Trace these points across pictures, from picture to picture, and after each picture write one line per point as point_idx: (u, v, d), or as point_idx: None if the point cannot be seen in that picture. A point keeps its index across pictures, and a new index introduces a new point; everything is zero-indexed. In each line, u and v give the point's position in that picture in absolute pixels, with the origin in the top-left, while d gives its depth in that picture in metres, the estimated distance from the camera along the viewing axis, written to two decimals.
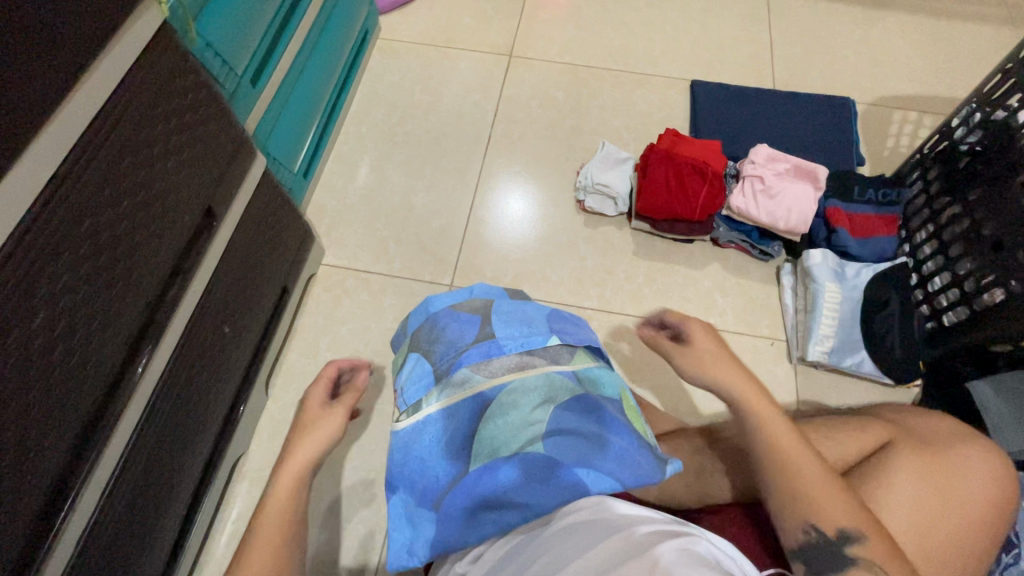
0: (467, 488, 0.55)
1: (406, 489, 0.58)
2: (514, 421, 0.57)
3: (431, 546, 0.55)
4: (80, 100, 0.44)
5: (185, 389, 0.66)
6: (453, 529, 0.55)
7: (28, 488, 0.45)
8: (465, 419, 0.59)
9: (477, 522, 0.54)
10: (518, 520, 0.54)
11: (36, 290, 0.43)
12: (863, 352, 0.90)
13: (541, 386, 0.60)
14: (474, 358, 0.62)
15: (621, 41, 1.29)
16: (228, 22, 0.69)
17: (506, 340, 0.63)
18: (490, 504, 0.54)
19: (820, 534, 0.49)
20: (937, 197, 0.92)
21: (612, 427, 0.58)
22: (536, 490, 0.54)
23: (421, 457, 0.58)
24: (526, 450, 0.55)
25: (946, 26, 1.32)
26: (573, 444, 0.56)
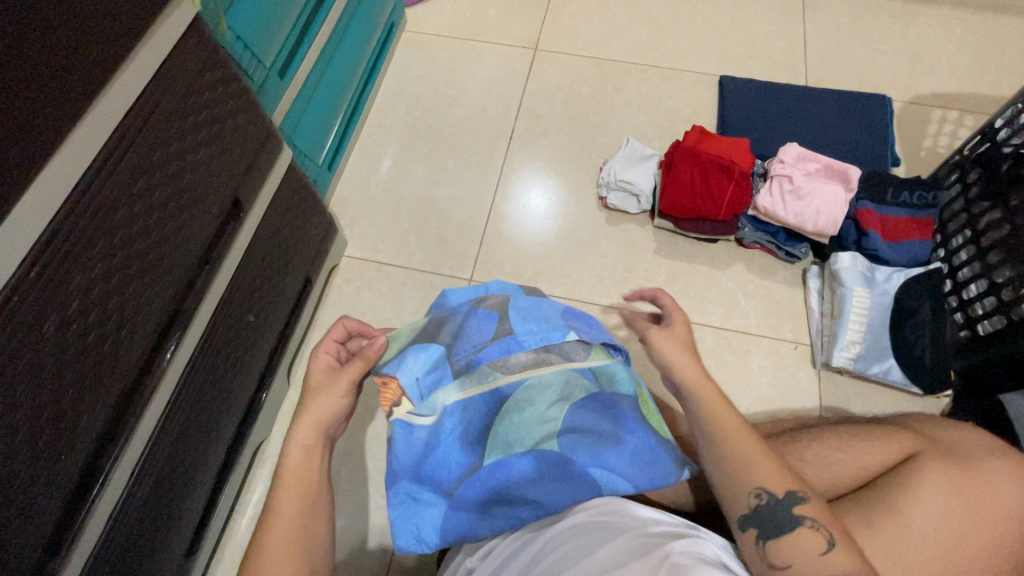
0: (482, 481, 0.56)
1: (417, 475, 0.56)
2: (530, 418, 0.58)
3: (442, 534, 0.56)
4: (115, 92, 0.45)
5: (210, 376, 0.67)
6: (466, 520, 0.56)
7: (63, 466, 0.47)
8: (479, 411, 0.58)
9: (489, 515, 0.56)
10: (529, 517, 0.56)
11: (72, 277, 0.44)
12: (891, 360, 0.87)
13: (558, 385, 0.59)
14: (492, 353, 0.59)
15: (649, 35, 1.26)
16: (258, 15, 0.70)
17: (525, 334, 0.59)
18: (503, 499, 0.56)
19: (771, 497, 0.49)
20: (976, 201, 0.88)
21: (628, 429, 0.59)
22: (551, 488, 0.56)
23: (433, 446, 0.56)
24: (543, 449, 0.57)
25: (992, 21, 1.26)
26: (589, 442, 0.57)
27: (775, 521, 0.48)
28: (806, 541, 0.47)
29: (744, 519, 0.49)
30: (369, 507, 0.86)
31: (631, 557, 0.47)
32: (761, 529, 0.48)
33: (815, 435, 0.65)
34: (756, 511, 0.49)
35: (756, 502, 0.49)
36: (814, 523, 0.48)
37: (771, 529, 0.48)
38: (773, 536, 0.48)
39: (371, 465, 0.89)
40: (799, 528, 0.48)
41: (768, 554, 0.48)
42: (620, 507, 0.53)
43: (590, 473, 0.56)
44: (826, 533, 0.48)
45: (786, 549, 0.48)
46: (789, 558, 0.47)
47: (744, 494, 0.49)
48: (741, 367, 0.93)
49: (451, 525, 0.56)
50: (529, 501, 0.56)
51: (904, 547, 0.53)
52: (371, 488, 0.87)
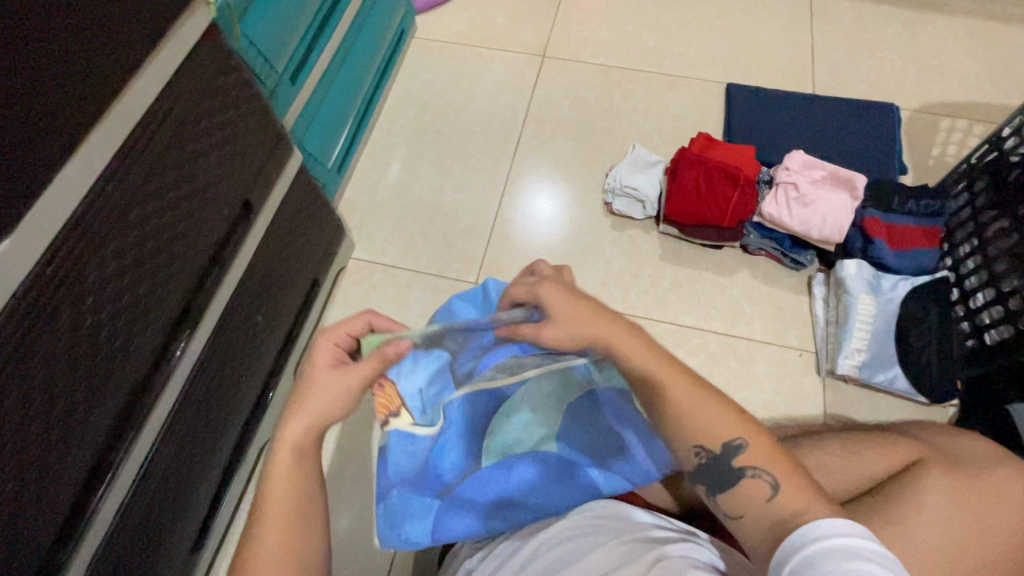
0: (479, 480, 0.56)
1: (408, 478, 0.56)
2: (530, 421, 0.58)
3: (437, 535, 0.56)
4: (129, 97, 0.47)
5: (219, 375, 0.68)
6: (461, 520, 0.56)
7: (72, 460, 0.48)
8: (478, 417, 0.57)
9: (486, 514, 0.56)
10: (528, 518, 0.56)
11: (86, 274, 0.46)
12: (897, 368, 0.86)
13: (555, 386, 0.58)
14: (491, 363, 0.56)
15: (657, 42, 1.27)
16: (271, 21, 0.72)
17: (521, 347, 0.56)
18: (500, 498, 0.56)
19: (710, 452, 0.45)
20: (983, 209, 0.88)
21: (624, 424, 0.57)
22: (548, 490, 0.56)
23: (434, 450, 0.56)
24: (541, 450, 0.58)
25: (1003, 30, 1.26)
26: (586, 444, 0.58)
27: (717, 473, 0.45)
28: (751, 491, 0.44)
29: (692, 473, 0.47)
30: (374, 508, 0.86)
31: (629, 557, 0.46)
32: (709, 485, 0.46)
33: (817, 441, 0.65)
34: (699, 468, 0.46)
35: (698, 460, 0.46)
36: (759, 472, 0.44)
37: (718, 483, 0.45)
38: (720, 489, 0.45)
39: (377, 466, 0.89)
40: (741, 481, 0.44)
41: (723, 505, 0.46)
42: (620, 512, 0.53)
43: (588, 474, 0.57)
44: (770, 477, 0.43)
45: (736, 501, 0.45)
46: (741, 510, 0.44)
47: (685, 452, 0.46)
48: (745, 373, 0.92)
49: (450, 527, 0.55)
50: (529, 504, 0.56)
51: (909, 558, 0.53)
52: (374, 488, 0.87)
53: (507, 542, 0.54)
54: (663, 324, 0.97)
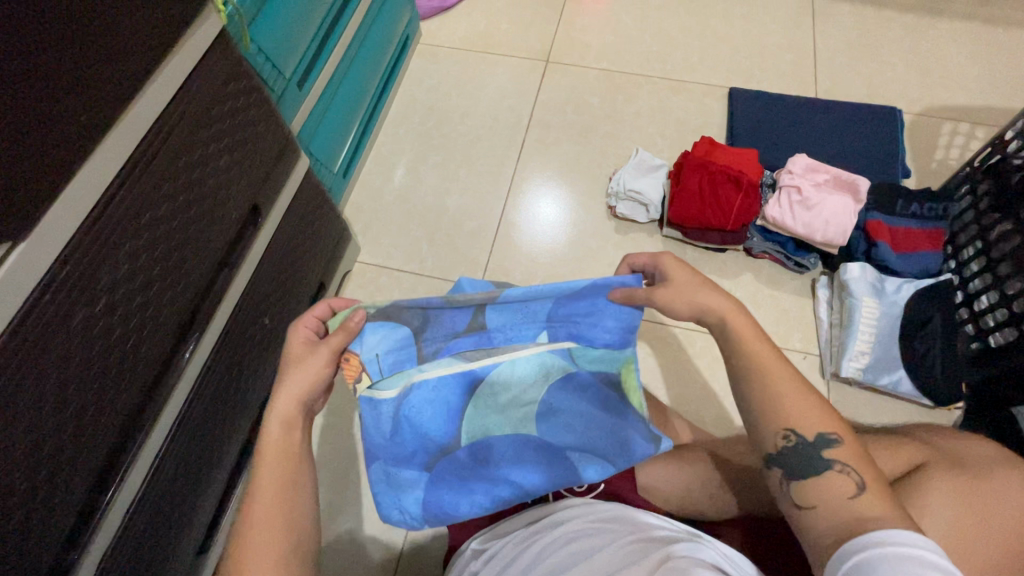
0: (461, 459, 0.56)
1: (388, 455, 0.54)
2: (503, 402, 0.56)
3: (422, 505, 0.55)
4: (141, 104, 0.47)
5: (226, 377, 0.69)
6: (446, 495, 0.56)
7: (83, 460, 0.49)
8: (454, 394, 0.54)
9: (470, 490, 0.56)
10: (508, 494, 0.57)
11: (100, 276, 0.47)
12: (901, 371, 0.86)
13: (536, 368, 0.55)
14: (462, 346, 0.53)
15: (659, 47, 1.28)
16: (279, 28, 0.73)
17: (495, 328, 0.52)
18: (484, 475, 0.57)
19: (801, 439, 0.46)
20: (987, 212, 0.88)
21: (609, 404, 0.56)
22: (531, 470, 0.57)
23: (408, 422, 0.53)
24: (521, 432, 0.57)
25: (1006, 35, 1.26)
26: (568, 425, 0.57)
27: (801, 461, 0.46)
28: (832, 485, 0.45)
29: (774, 458, 0.48)
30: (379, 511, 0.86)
31: (634, 556, 0.47)
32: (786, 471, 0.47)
33: None
34: (783, 453, 0.47)
35: (784, 444, 0.47)
36: (845, 467, 0.45)
37: (797, 470, 0.46)
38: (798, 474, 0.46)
39: None
40: (827, 473, 0.45)
41: (794, 493, 0.47)
42: (624, 514, 0.54)
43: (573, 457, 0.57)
44: (858, 477, 0.44)
45: (811, 490, 0.46)
46: (815, 500, 0.45)
47: (774, 434, 0.48)
48: None
49: (435, 502, 0.56)
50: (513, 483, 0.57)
51: None
52: None
53: (512, 544, 0.54)
54: (667, 326, 0.97)
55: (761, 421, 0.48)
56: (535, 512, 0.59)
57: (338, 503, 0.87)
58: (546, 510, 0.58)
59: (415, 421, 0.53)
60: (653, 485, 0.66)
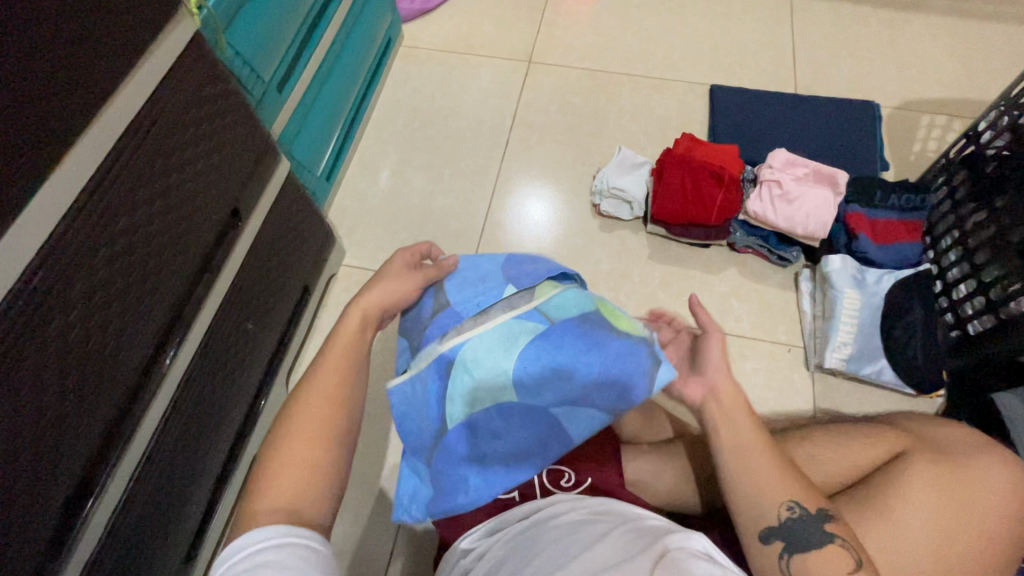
0: (451, 445, 0.53)
1: (413, 456, 0.56)
2: (482, 381, 0.52)
3: (434, 504, 0.55)
4: (116, 107, 0.47)
5: (210, 382, 0.69)
6: (446, 488, 0.54)
7: (62, 470, 0.48)
8: (433, 378, 0.53)
9: (461, 477, 0.54)
10: (500, 471, 0.54)
11: (75, 282, 0.46)
12: (883, 360, 0.87)
13: (503, 338, 0.52)
14: (439, 329, 0.56)
15: (641, 46, 1.29)
16: (256, 32, 0.73)
17: (460, 307, 0.57)
18: (477, 457, 0.54)
19: (803, 510, 0.49)
20: (964, 202, 0.89)
21: (593, 357, 0.52)
22: (525, 444, 0.54)
23: (410, 412, 0.55)
24: (499, 406, 0.52)
25: (979, 27, 1.29)
26: (551, 393, 0.52)
27: (806, 530, 0.48)
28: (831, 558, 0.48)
29: (771, 529, 0.49)
30: (369, 514, 0.87)
31: (623, 553, 0.47)
32: (785, 541, 0.48)
33: (807, 434, 0.65)
34: (786, 523, 0.48)
35: (789, 514, 0.49)
36: (843, 543, 0.49)
37: (801, 542, 0.48)
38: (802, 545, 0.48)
39: (373, 470, 0.90)
40: (828, 545, 0.48)
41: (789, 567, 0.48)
42: (614, 508, 0.54)
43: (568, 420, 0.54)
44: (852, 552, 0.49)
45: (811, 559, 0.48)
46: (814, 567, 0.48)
47: (778, 506, 0.49)
48: (735, 369, 0.93)
49: (441, 489, 0.54)
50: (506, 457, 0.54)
51: (894, 544, 0.54)
52: (370, 494, 0.88)
53: (504, 544, 0.54)
54: None
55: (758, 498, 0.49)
56: (528, 507, 0.58)
57: None
58: (539, 505, 0.57)
59: (413, 408, 0.54)
60: (640, 480, 0.66)
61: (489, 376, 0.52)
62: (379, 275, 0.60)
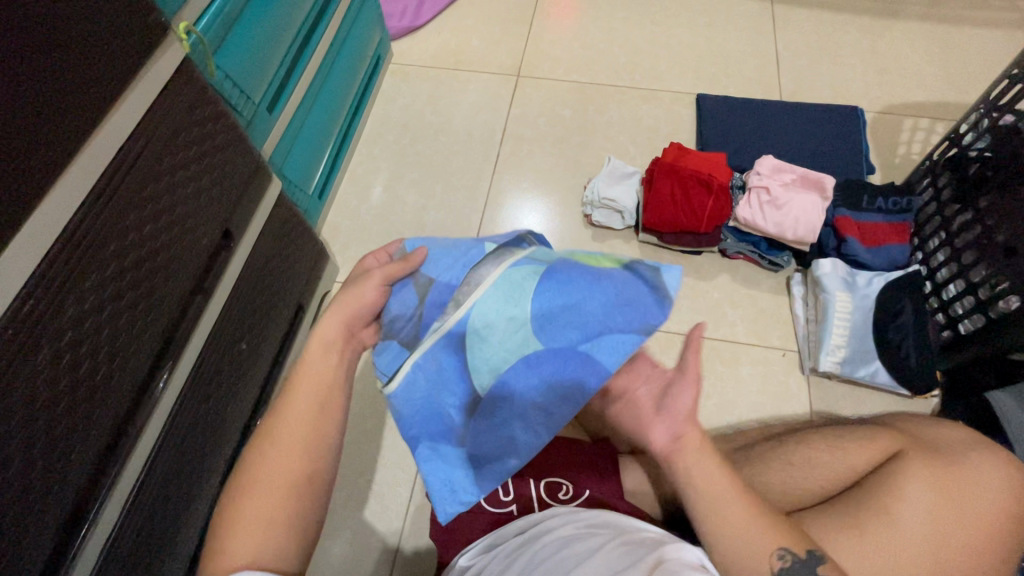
0: (481, 412, 0.46)
1: (439, 442, 0.48)
2: (498, 338, 0.46)
3: (481, 484, 0.47)
4: (104, 135, 0.47)
5: (205, 404, 0.68)
6: (489, 463, 0.46)
7: (53, 499, 0.47)
8: (445, 352, 0.47)
9: (501, 447, 0.46)
10: (540, 428, 0.45)
11: (65, 308, 0.46)
12: (877, 362, 0.88)
13: (505, 288, 0.47)
14: (436, 307, 0.49)
15: (627, 58, 1.31)
16: (245, 55, 0.73)
17: (446, 278, 0.50)
18: (509, 420, 0.45)
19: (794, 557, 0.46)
20: (948, 203, 0.91)
21: (597, 281, 0.45)
22: (557, 384, 0.44)
23: (426, 397, 0.48)
24: (521, 357, 0.45)
25: (956, 33, 1.32)
26: (568, 325, 0.45)
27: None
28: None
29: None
30: (368, 531, 0.87)
31: (623, 566, 0.47)
32: None
33: (802, 439, 0.66)
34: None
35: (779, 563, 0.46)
36: None
37: None
38: None
39: (371, 486, 0.90)
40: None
41: None
42: (610, 520, 0.54)
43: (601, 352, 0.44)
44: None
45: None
46: None
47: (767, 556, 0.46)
48: (730, 375, 0.94)
49: (483, 468, 0.47)
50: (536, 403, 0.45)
51: (892, 546, 0.54)
52: (368, 512, 0.88)
53: (499, 559, 0.54)
54: None
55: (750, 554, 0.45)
56: (526, 522, 0.58)
57: (328, 529, 0.87)
58: (535, 518, 0.57)
59: (429, 389, 0.48)
60: (639, 490, 0.66)
61: (504, 330, 0.46)
62: (351, 278, 0.55)
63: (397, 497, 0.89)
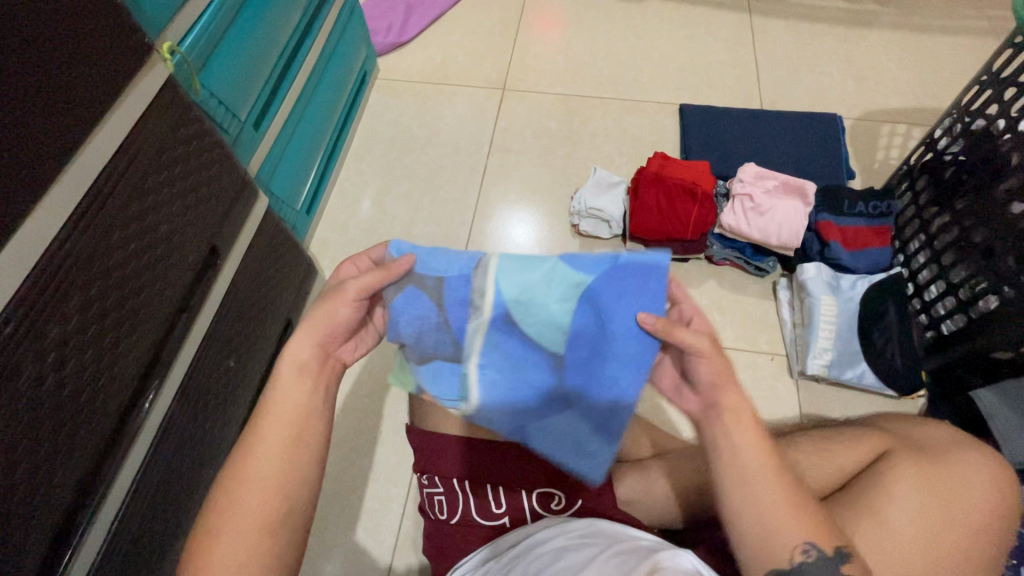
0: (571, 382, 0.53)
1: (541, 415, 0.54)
2: (548, 319, 0.51)
3: (606, 437, 0.54)
4: (89, 153, 0.48)
5: (193, 424, 0.68)
6: (600, 420, 0.53)
7: (36, 525, 0.47)
8: (505, 343, 0.52)
9: (605, 405, 0.53)
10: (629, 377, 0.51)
11: (48, 329, 0.46)
12: (863, 364, 0.89)
13: (522, 281, 0.51)
14: (465, 313, 0.52)
15: (611, 70, 1.33)
16: (230, 73, 0.74)
17: (458, 286, 0.52)
18: (598, 381, 0.52)
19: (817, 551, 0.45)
20: (927, 206, 0.93)
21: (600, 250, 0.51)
22: (622, 340, 0.50)
23: (511, 383, 0.53)
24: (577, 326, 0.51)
25: (929, 41, 1.35)
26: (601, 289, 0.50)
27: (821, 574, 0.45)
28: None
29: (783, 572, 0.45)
30: (361, 547, 0.86)
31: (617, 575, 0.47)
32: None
33: (792, 443, 0.66)
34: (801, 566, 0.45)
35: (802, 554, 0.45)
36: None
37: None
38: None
39: (363, 502, 0.89)
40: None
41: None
42: (606, 529, 0.54)
43: (630, 273, 0.50)
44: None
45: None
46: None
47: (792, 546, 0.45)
48: None
49: (598, 425, 0.54)
50: (611, 362, 0.51)
51: (886, 545, 0.54)
52: (361, 528, 0.87)
53: (492, 572, 0.54)
54: None
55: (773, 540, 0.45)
56: (520, 533, 0.58)
57: (320, 547, 0.86)
58: (528, 530, 0.58)
59: (509, 376, 0.53)
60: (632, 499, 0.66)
61: (540, 291, 0.51)
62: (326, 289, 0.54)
63: (390, 512, 0.88)
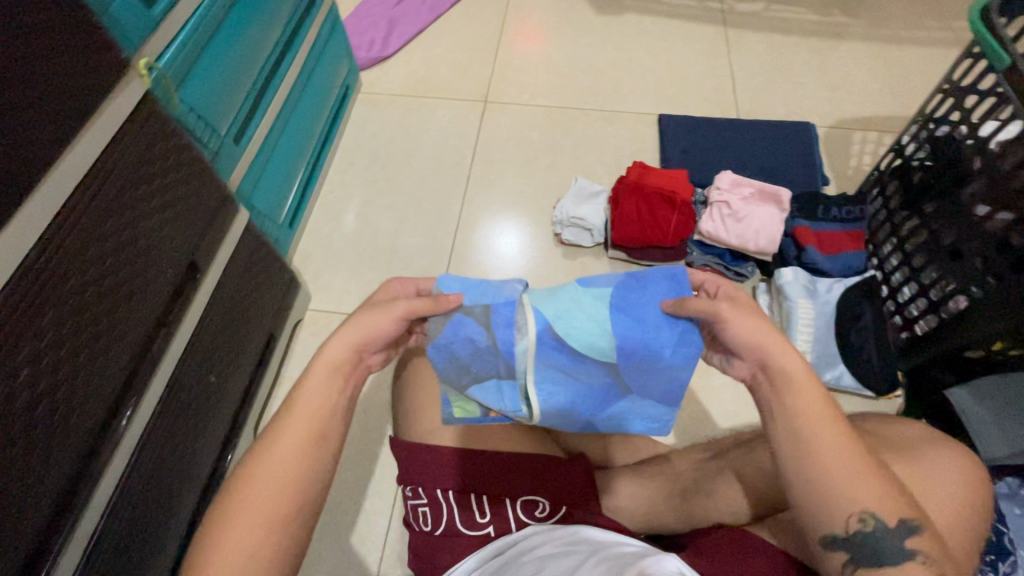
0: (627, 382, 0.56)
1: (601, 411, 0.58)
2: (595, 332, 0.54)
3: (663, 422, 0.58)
4: (61, 170, 0.47)
5: (172, 441, 0.67)
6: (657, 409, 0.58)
7: (7, 546, 0.46)
8: (554, 360, 0.55)
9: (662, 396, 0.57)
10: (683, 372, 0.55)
11: (20, 347, 0.45)
12: (841, 365, 0.91)
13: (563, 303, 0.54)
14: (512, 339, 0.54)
15: (591, 81, 1.35)
16: (209, 87, 0.74)
17: (501, 314, 0.54)
18: (653, 379, 0.55)
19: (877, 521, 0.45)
20: (897, 211, 0.95)
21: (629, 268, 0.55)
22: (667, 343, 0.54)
23: (567, 390, 0.56)
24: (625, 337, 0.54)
25: (897, 51, 1.40)
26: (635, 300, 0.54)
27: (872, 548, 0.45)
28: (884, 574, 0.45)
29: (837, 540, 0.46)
30: (346, 563, 0.85)
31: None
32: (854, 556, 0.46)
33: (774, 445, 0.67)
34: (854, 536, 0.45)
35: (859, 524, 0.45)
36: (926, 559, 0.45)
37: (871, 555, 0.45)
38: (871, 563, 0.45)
39: (349, 516, 0.88)
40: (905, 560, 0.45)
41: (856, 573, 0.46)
42: (582, 537, 0.54)
43: (653, 279, 0.55)
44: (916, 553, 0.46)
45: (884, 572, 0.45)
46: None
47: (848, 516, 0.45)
48: (703, 385, 0.95)
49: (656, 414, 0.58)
50: (661, 364, 0.54)
51: None
52: (347, 543, 0.86)
53: None
54: None
55: (829, 508, 0.46)
56: (504, 542, 0.58)
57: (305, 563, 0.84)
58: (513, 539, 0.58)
59: (563, 384, 0.56)
60: (618, 505, 0.66)
61: (576, 308, 0.54)
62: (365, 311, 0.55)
63: (376, 526, 0.87)
